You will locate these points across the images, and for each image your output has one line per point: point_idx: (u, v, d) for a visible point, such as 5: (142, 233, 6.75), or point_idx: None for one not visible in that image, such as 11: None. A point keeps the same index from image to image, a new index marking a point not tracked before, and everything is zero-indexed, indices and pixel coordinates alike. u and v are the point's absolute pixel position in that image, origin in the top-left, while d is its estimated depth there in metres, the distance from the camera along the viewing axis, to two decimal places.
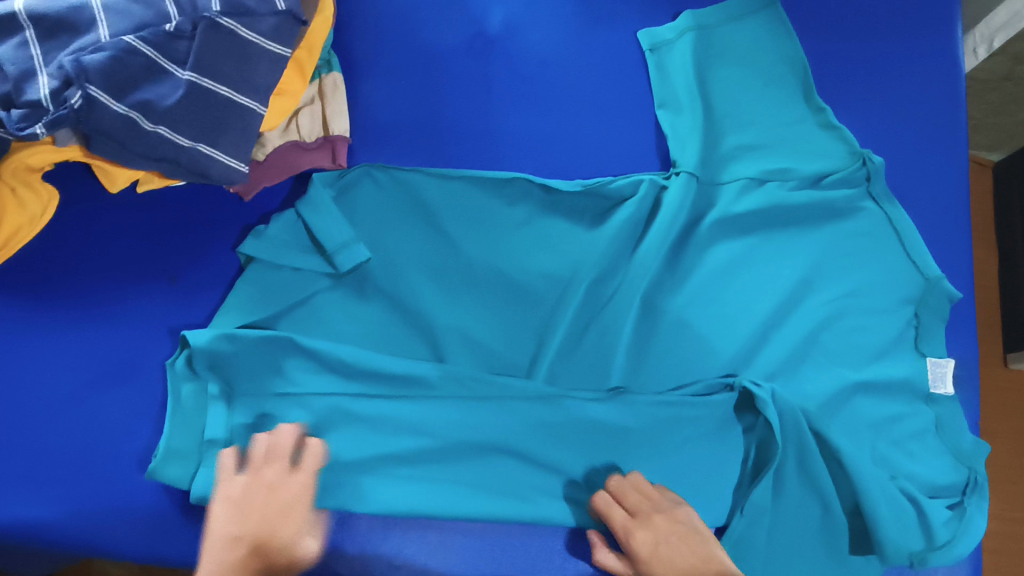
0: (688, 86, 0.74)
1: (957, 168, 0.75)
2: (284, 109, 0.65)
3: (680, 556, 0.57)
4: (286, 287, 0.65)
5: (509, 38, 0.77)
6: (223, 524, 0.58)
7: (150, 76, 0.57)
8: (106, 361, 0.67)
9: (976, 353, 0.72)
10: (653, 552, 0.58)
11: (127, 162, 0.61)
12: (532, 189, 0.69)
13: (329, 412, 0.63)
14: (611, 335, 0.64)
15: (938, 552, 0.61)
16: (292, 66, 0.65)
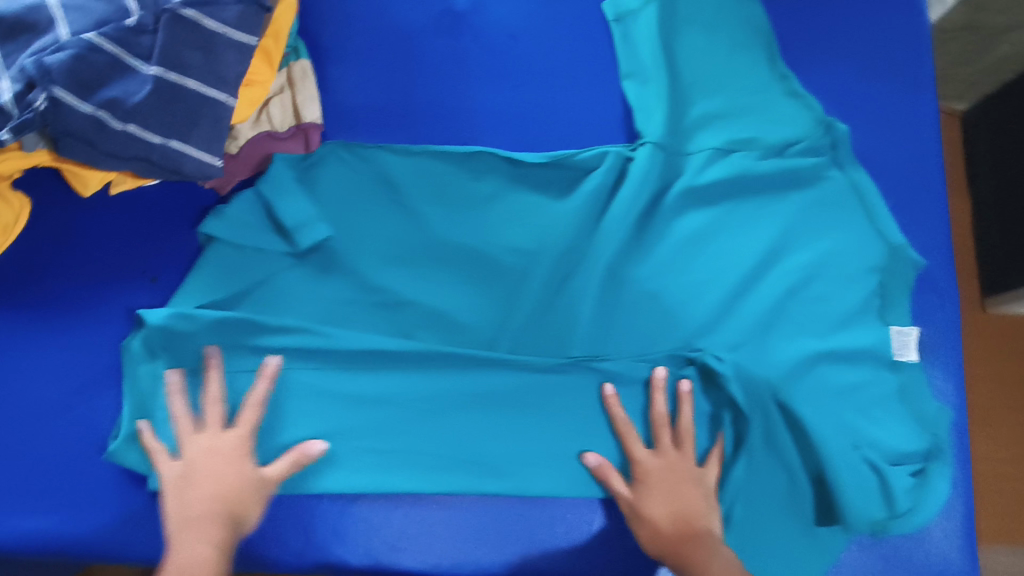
0: (654, 54, 0.71)
1: (930, 134, 0.74)
2: (254, 100, 0.64)
3: (679, 488, 0.60)
4: (245, 267, 0.63)
5: (475, 13, 0.73)
6: (196, 488, 0.57)
7: (116, 74, 0.56)
8: (91, 370, 0.63)
9: (957, 320, 0.70)
10: (662, 480, 0.61)
11: (100, 164, 0.59)
12: (497, 162, 0.68)
13: (289, 388, 0.62)
14: (575, 308, 0.65)
15: (898, 520, 0.63)
16: (259, 55, 0.64)
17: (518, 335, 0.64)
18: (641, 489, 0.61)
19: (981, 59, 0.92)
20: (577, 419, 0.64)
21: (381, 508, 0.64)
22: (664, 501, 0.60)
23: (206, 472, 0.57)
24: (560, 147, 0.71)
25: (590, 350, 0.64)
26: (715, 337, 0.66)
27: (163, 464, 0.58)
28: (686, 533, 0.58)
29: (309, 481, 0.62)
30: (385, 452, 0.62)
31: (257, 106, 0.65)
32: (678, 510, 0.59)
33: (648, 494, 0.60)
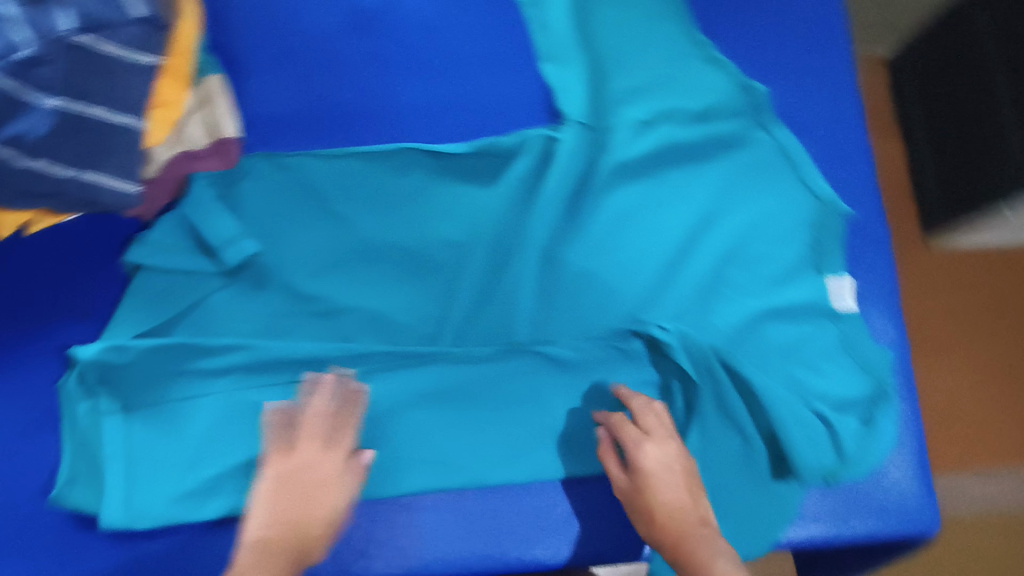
0: (569, 34, 0.72)
1: (845, 86, 0.76)
2: (166, 120, 0.62)
3: (676, 478, 0.58)
4: (174, 291, 0.62)
5: (386, 9, 0.72)
6: (290, 502, 0.55)
7: (14, 111, 0.53)
8: (25, 414, 0.61)
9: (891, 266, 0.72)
10: (658, 468, 0.58)
11: (10, 203, 0.59)
12: (422, 157, 0.68)
13: (231, 410, 0.61)
14: (513, 294, 0.65)
15: (847, 467, 0.65)
16: (165, 73, 0.62)
17: (462, 328, 0.64)
18: (636, 476, 0.58)
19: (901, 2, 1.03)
20: (528, 404, 0.64)
21: None
22: (660, 492, 0.57)
23: (298, 489, 0.55)
24: (483, 135, 0.70)
25: (535, 334, 0.65)
26: (655, 307, 0.67)
27: (278, 469, 0.56)
28: (679, 526, 0.56)
29: None
30: None
31: (171, 127, 0.63)
32: (672, 503, 0.57)
33: (643, 485, 0.58)
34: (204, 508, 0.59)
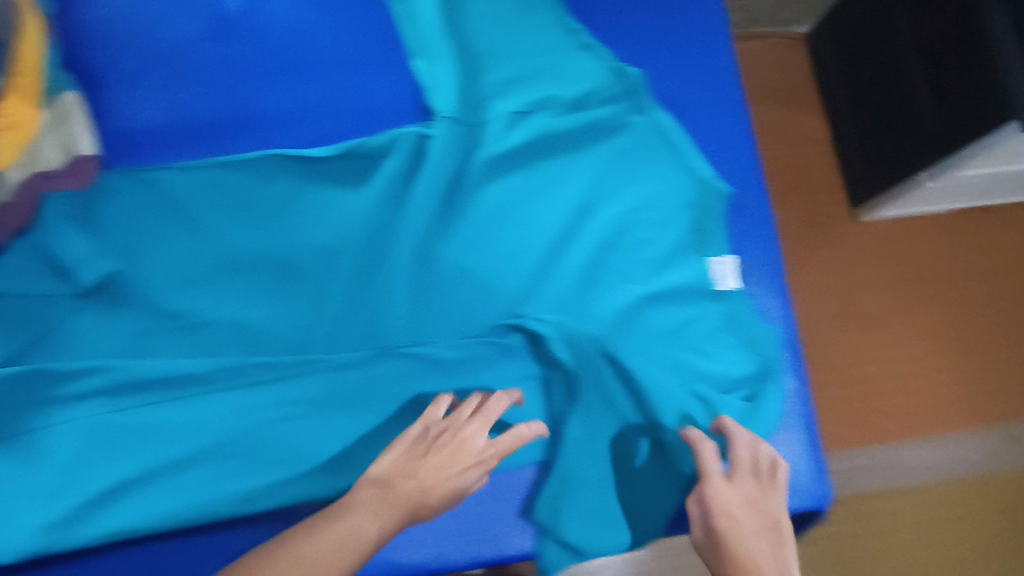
0: (439, 30, 0.70)
1: (726, 67, 0.76)
2: (14, 140, 0.60)
3: (751, 524, 0.55)
4: (32, 317, 0.61)
5: (251, 15, 0.70)
6: (432, 465, 0.53)
7: None
8: None
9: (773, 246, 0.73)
10: (731, 514, 0.55)
11: None
12: (288, 162, 0.66)
13: (95, 433, 0.59)
14: (386, 296, 0.64)
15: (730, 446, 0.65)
16: (10, 93, 0.60)
17: (334, 335, 0.63)
18: (712, 520, 0.55)
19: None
20: (407, 406, 0.63)
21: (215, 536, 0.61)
22: (738, 542, 0.53)
23: (442, 456, 0.54)
24: (354, 138, 0.69)
25: (411, 337, 0.64)
26: (534, 300, 0.67)
27: (445, 436, 0.55)
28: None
29: (130, 523, 0.59)
30: (210, 475, 0.60)
31: (20, 148, 0.60)
32: (744, 551, 0.52)
33: (715, 526, 0.54)
34: (71, 533, 0.58)
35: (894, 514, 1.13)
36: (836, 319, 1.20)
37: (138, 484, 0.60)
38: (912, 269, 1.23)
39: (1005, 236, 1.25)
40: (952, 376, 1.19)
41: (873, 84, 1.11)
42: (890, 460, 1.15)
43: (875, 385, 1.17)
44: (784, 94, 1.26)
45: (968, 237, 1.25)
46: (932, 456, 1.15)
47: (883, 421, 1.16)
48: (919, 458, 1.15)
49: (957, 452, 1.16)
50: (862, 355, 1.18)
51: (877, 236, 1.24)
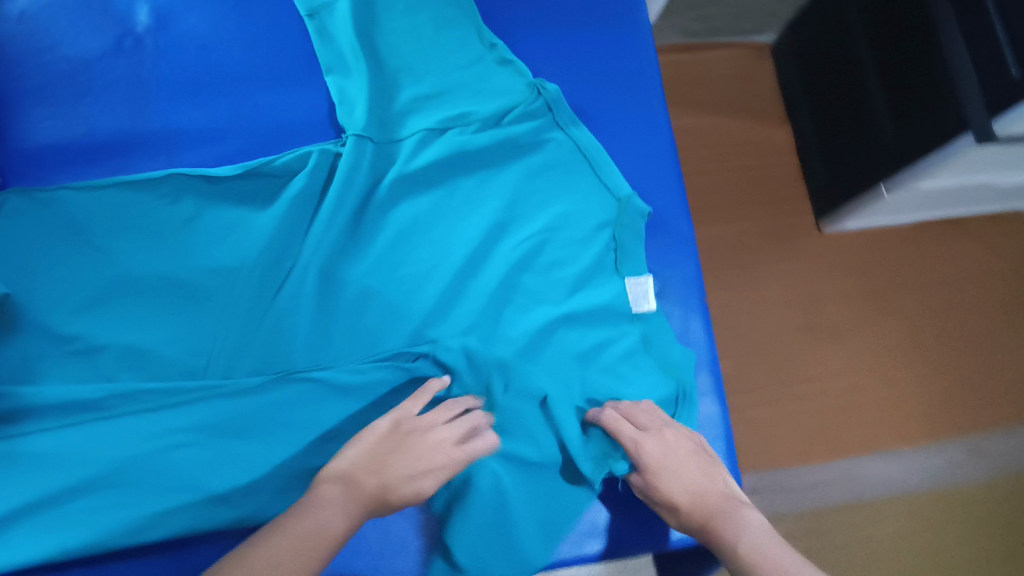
0: (353, 45, 0.68)
1: (652, 87, 0.76)
2: None
3: (684, 466, 0.58)
4: None
5: (161, 31, 0.69)
6: (391, 454, 0.54)
7: None
8: None
9: (696, 269, 0.72)
10: (663, 461, 0.58)
11: None
12: (192, 181, 0.65)
13: None
14: (288, 320, 0.63)
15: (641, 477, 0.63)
16: None
17: (232, 357, 0.62)
18: (649, 476, 0.58)
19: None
20: (306, 434, 0.62)
21: (111, 565, 0.60)
22: (675, 488, 0.57)
23: (406, 445, 0.55)
24: (262, 155, 0.67)
25: (313, 360, 0.63)
26: (441, 322, 0.66)
27: (394, 429, 0.56)
28: (705, 501, 0.55)
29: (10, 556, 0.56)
30: (97, 504, 0.58)
31: None
32: (691, 488, 0.57)
33: (656, 480, 0.57)
34: None
35: (857, 528, 1.07)
36: (797, 331, 1.15)
37: (18, 517, 0.57)
38: (877, 282, 1.19)
39: (974, 248, 1.22)
40: (915, 392, 1.15)
41: (837, 90, 1.07)
42: (851, 476, 1.10)
43: (835, 399, 1.12)
44: (745, 104, 1.24)
45: (936, 249, 1.21)
46: (893, 472, 1.11)
47: (845, 435, 1.11)
48: (880, 475, 1.10)
49: (919, 467, 1.11)
50: (826, 370, 1.14)
51: (841, 247, 1.20)
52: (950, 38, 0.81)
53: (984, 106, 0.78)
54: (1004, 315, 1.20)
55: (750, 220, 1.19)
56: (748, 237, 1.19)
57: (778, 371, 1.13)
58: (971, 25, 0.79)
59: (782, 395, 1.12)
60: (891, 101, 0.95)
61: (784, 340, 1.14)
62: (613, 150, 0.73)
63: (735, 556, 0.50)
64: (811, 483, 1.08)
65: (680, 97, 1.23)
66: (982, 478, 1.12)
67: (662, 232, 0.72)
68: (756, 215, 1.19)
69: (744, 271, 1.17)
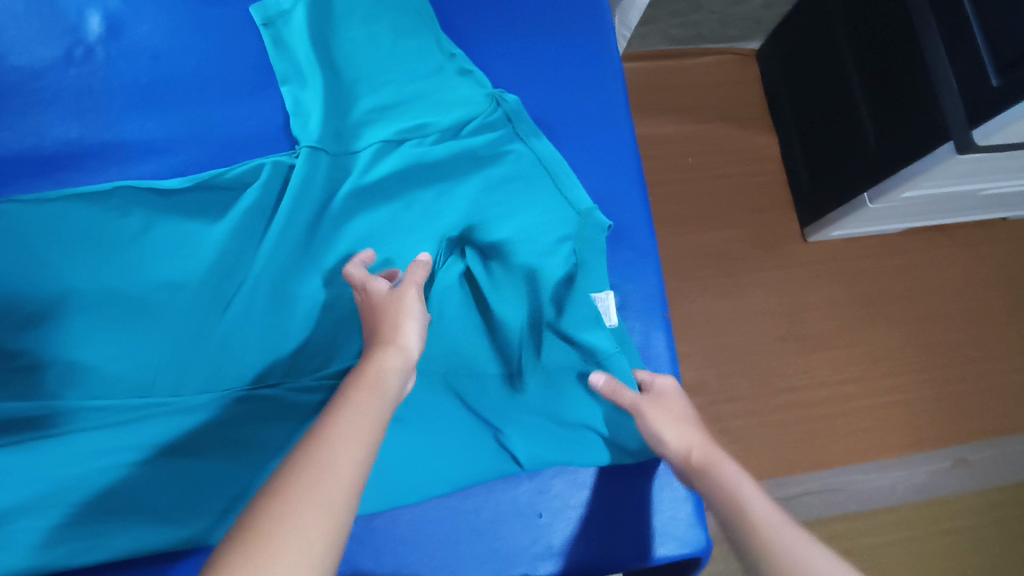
0: (309, 54, 0.67)
1: (614, 100, 0.76)
2: None
3: (676, 418, 0.61)
4: None
5: (115, 41, 0.70)
6: (390, 322, 0.53)
7: None
8: None
9: (658, 286, 0.73)
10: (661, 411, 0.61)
11: None
12: (143, 195, 0.64)
13: None
14: (237, 335, 0.63)
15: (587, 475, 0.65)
16: None
17: (180, 374, 0.61)
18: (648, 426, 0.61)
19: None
20: (257, 453, 0.61)
21: None
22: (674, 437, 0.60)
23: (400, 310, 0.54)
24: (214, 165, 0.68)
25: (262, 377, 0.63)
26: None
27: (383, 295, 0.55)
28: (701, 450, 0.58)
29: None
30: (36, 529, 0.56)
31: None
32: (686, 440, 0.59)
33: (655, 434, 0.61)
34: None
35: (843, 539, 1.03)
36: (781, 339, 1.12)
37: None
38: (862, 290, 1.16)
39: (962, 255, 1.19)
40: (903, 401, 1.11)
41: (823, 95, 1.05)
42: (835, 486, 1.06)
43: (821, 410, 1.09)
44: (730, 111, 1.22)
45: (924, 256, 1.18)
46: (879, 483, 1.07)
47: (829, 446, 1.08)
48: (866, 485, 1.07)
49: (905, 477, 1.08)
50: (812, 379, 1.11)
51: (826, 255, 1.17)
52: (931, 44, 0.78)
53: (964, 115, 0.76)
54: (995, 323, 1.17)
55: (733, 226, 1.17)
56: (733, 245, 1.16)
57: (760, 382, 1.10)
58: (951, 31, 0.76)
59: (768, 407, 1.09)
60: (876, 107, 0.92)
61: (768, 351, 1.11)
62: (575, 159, 0.74)
63: (723, 499, 0.53)
64: (795, 494, 1.05)
65: (662, 103, 1.21)
66: (970, 488, 1.09)
67: (623, 245, 0.72)
68: (739, 223, 1.17)
69: (725, 279, 1.14)
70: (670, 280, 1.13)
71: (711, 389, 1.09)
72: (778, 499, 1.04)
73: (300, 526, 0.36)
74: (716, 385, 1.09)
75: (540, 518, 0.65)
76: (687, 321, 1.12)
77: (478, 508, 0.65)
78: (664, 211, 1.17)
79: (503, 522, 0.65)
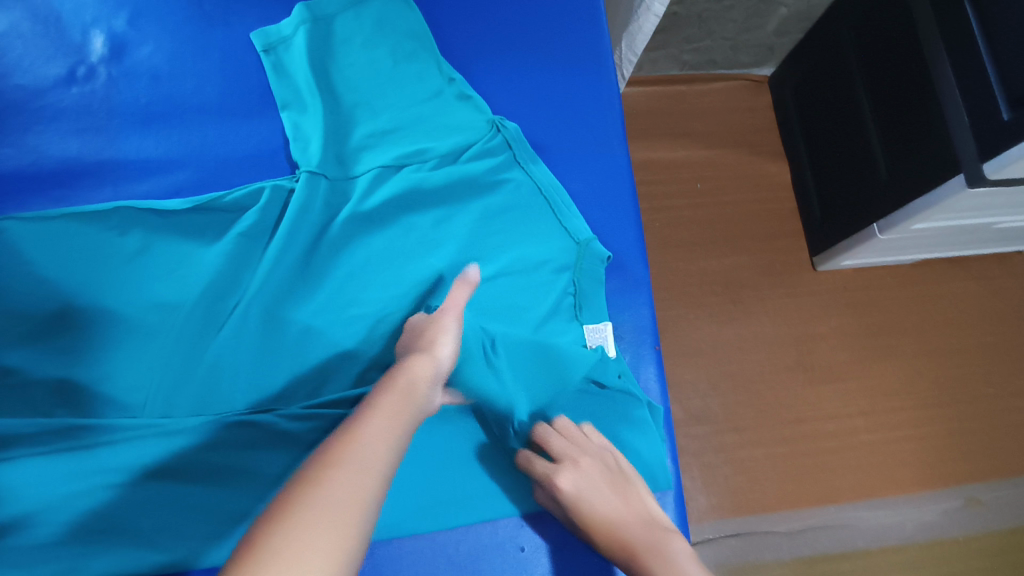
0: (308, 81, 0.68)
1: (614, 127, 0.76)
2: None
3: (606, 490, 0.58)
4: None
5: (118, 62, 0.72)
6: (427, 338, 0.58)
7: None
8: None
9: (652, 317, 0.72)
10: (586, 493, 0.58)
11: None
12: (142, 214, 0.64)
13: None
14: (228, 358, 0.62)
15: None
16: None
17: (170, 397, 0.61)
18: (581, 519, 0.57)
19: (815, 11, 1.04)
20: (246, 477, 0.61)
21: None
22: (609, 520, 0.57)
23: (437, 327, 0.59)
24: (210, 187, 0.69)
25: (252, 403, 0.62)
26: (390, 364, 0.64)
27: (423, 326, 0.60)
28: (629, 529, 0.56)
29: None
30: (18, 547, 0.55)
31: None
32: (616, 513, 0.57)
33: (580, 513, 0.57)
34: None
35: None
36: (789, 370, 1.10)
37: None
38: (873, 321, 1.14)
39: (975, 288, 1.17)
40: (913, 436, 1.09)
41: (833, 124, 1.04)
42: (841, 523, 1.03)
43: (827, 443, 1.07)
44: (741, 136, 1.21)
45: (937, 288, 1.16)
46: (886, 520, 1.04)
47: (835, 480, 1.05)
48: (873, 522, 1.04)
49: (913, 514, 1.05)
50: (819, 411, 1.09)
51: (836, 285, 1.15)
52: (944, 77, 0.77)
53: (976, 150, 0.75)
54: (1009, 359, 1.14)
55: (740, 254, 1.16)
56: (741, 273, 1.15)
57: (765, 412, 1.08)
58: (962, 65, 0.75)
59: (774, 439, 1.07)
60: (887, 137, 0.91)
61: (775, 382, 1.10)
62: (573, 186, 0.74)
63: None
64: (800, 529, 1.02)
65: (671, 128, 1.20)
66: (981, 529, 1.06)
67: (619, 274, 0.72)
68: (749, 250, 1.16)
69: (729, 308, 1.13)
70: (675, 306, 1.13)
71: (716, 419, 1.07)
72: (780, 533, 1.02)
73: (333, 499, 0.37)
74: (720, 415, 1.08)
75: (520, 552, 0.64)
76: (692, 349, 1.11)
77: (457, 541, 0.63)
78: (672, 237, 1.16)
79: (483, 556, 0.63)
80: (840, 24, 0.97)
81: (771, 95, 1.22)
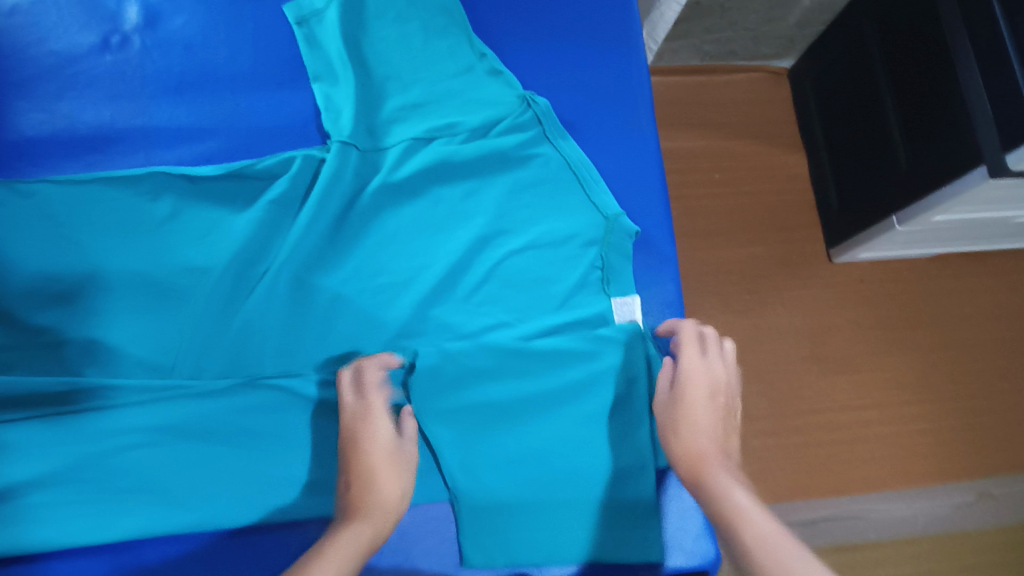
0: (339, 53, 0.68)
1: (640, 106, 0.76)
2: None
3: (691, 407, 0.59)
4: None
5: (151, 31, 0.72)
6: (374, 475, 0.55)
7: None
8: None
9: (677, 294, 0.73)
10: (686, 404, 0.59)
11: None
12: (173, 179, 0.64)
13: None
14: (257, 322, 0.63)
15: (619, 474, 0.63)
16: None
17: (200, 359, 0.61)
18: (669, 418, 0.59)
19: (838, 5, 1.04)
20: (272, 441, 0.61)
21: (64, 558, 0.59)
22: (682, 427, 0.57)
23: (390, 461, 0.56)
24: (240, 156, 0.69)
25: (281, 367, 0.63)
26: (417, 331, 0.65)
27: (378, 443, 0.56)
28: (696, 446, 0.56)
29: None
30: (58, 500, 0.57)
31: None
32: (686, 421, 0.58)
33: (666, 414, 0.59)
34: None
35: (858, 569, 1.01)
36: (803, 361, 1.11)
37: None
38: (888, 315, 1.14)
39: (992, 283, 1.17)
40: (927, 430, 1.09)
41: (853, 114, 1.04)
42: (853, 514, 1.04)
43: (839, 433, 1.08)
44: (760, 127, 1.21)
45: (953, 283, 1.16)
46: (898, 513, 1.05)
47: (847, 473, 1.06)
48: (884, 515, 1.04)
49: (925, 508, 1.05)
50: (833, 403, 1.09)
51: (851, 278, 1.15)
52: (968, 68, 0.77)
53: (999, 141, 0.74)
54: None
55: (757, 244, 1.16)
56: (756, 263, 1.15)
57: (778, 402, 1.08)
58: (986, 54, 0.75)
59: (787, 429, 1.07)
60: (908, 128, 0.91)
61: (786, 373, 1.10)
62: (601, 164, 0.74)
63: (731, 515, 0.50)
64: (811, 520, 1.03)
65: (690, 118, 1.20)
66: (994, 524, 1.06)
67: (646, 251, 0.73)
68: (765, 240, 1.16)
69: (744, 297, 1.13)
70: (691, 295, 1.13)
71: None
72: (792, 524, 1.02)
73: None
74: None
75: None
76: None
77: None
78: (689, 225, 1.16)
79: None
80: (863, 14, 0.97)
81: (790, 86, 1.22)
